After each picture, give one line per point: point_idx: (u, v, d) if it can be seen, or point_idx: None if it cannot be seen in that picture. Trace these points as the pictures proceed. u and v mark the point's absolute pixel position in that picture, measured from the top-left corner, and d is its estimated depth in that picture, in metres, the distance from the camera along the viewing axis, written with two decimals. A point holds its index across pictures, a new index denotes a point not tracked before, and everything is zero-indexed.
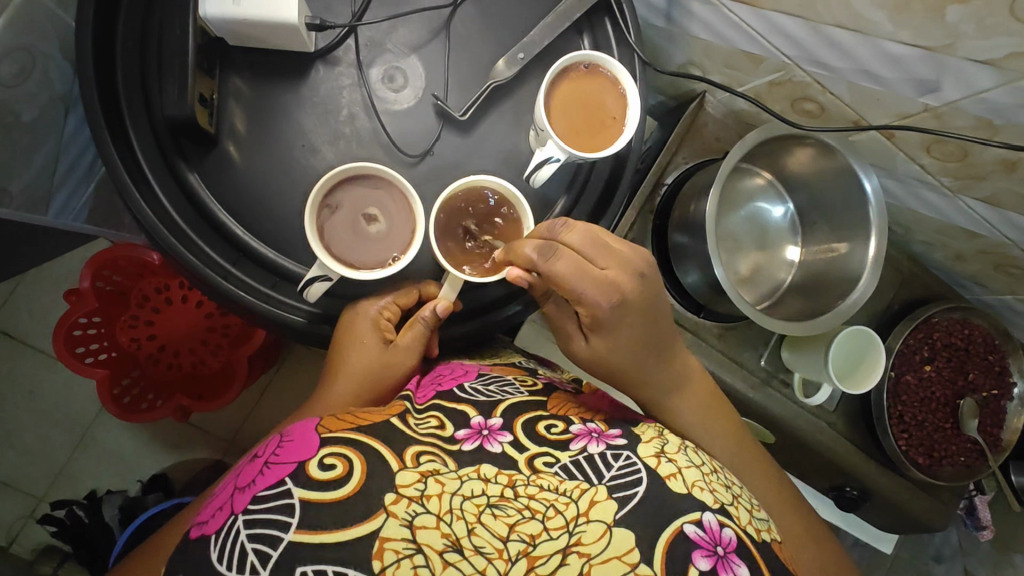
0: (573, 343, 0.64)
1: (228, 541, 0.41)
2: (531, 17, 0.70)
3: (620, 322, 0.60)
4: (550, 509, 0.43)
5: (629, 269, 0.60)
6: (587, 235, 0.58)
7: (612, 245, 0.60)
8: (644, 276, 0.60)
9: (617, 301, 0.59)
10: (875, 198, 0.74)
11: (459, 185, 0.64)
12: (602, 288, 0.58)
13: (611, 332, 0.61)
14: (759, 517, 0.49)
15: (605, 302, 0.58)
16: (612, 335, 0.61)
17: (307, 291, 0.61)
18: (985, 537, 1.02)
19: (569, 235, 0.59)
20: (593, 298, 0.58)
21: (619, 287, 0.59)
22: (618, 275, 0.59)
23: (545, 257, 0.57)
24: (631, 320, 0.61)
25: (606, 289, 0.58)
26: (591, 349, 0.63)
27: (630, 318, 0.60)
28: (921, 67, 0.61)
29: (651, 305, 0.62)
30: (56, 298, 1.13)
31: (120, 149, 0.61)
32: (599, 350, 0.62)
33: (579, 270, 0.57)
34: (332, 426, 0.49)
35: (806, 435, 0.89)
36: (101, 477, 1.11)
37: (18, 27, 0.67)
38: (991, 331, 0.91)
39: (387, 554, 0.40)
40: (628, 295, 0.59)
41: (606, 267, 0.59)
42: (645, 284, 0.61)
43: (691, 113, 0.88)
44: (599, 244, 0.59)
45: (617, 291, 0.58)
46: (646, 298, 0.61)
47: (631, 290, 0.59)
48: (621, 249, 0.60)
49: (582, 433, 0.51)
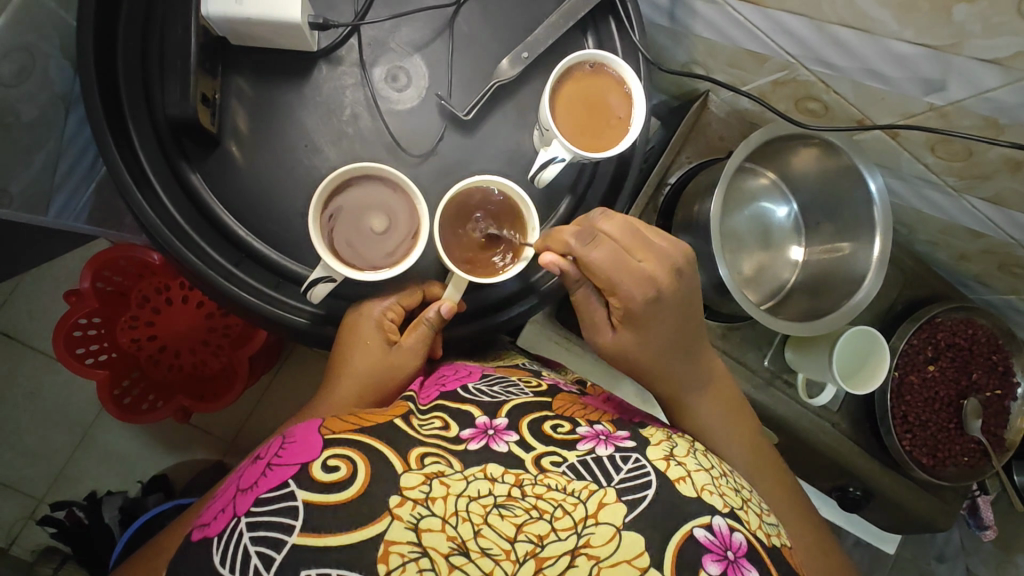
0: (600, 335, 0.63)
1: (230, 545, 0.40)
2: (534, 16, 0.69)
3: (653, 317, 0.60)
4: (559, 509, 0.43)
5: (666, 263, 0.59)
6: (625, 226, 0.58)
7: (649, 238, 0.59)
8: (680, 271, 0.59)
9: (653, 295, 0.58)
10: (880, 198, 0.74)
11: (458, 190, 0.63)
12: (639, 281, 0.58)
13: (641, 326, 0.60)
14: (769, 521, 0.49)
15: (640, 295, 0.58)
16: (643, 330, 0.61)
17: (311, 293, 0.60)
18: (988, 537, 1.02)
19: (607, 223, 0.58)
20: (627, 290, 0.58)
21: (655, 280, 0.58)
22: (656, 269, 0.58)
23: (584, 244, 0.58)
24: (662, 319, 0.60)
25: (643, 283, 0.58)
26: (619, 341, 0.62)
27: (662, 315, 0.60)
28: (927, 67, 0.60)
29: (683, 303, 0.60)
30: (56, 298, 1.13)
31: (121, 149, 0.61)
32: (629, 343, 0.62)
33: (616, 259, 0.57)
34: (336, 427, 0.48)
35: (810, 435, 0.88)
36: (101, 478, 1.11)
37: (18, 25, 0.66)
38: (995, 331, 0.90)
39: (393, 557, 0.40)
40: (665, 291, 0.58)
41: (643, 260, 0.58)
42: (683, 281, 0.60)
43: (695, 112, 0.87)
44: (638, 237, 0.59)
45: (654, 285, 0.58)
46: (682, 296, 0.60)
47: (668, 286, 0.59)
48: (662, 244, 0.59)
49: (589, 434, 0.51)
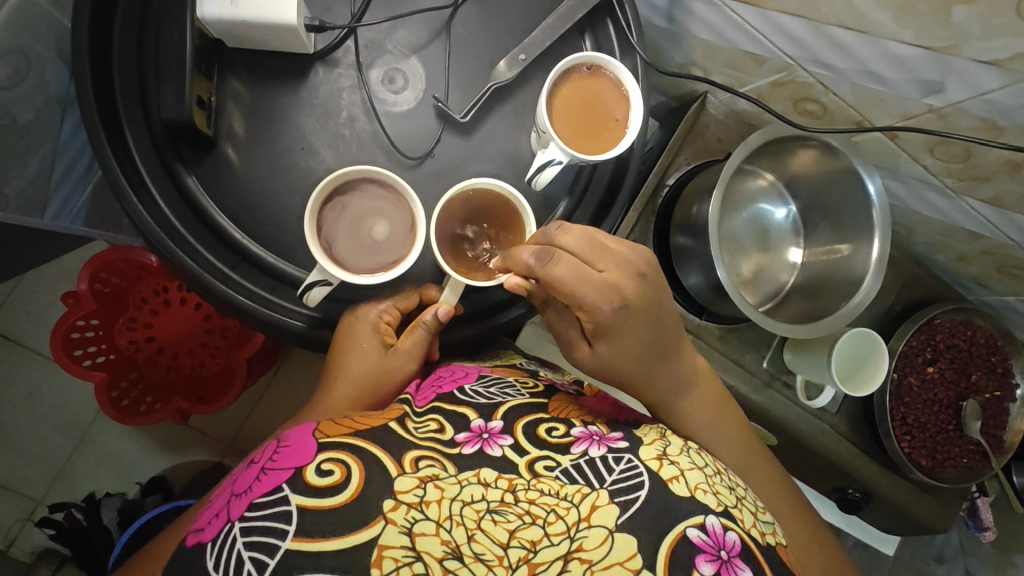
0: (577, 352, 0.63)
1: (224, 550, 0.40)
2: (531, 18, 0.69)
3: (622, 326, 0.59)
4: (551, 514, 0.42)
5: (628, 271, 0.59)
6: (584, 237, 0.58)
7: (609, 246, 0.59)
8: (644, 276, 0.59)
9: (618, 304, 0.58)
10: (879, 200, 0.74)
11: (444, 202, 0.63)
12: (601, 291, 0.57)
13: (614, 336, 0.60)
14: (763, 520, 0.49)
15: (605, 305, 0.57)
16: (616, 340, 0.60)
17: (307, 296, 0.60)
18: (987, 539, 1.02)
19: (566, 237, 0.58)
20: (594, 301, 0.57)
21: (618, 289, 0.58)
22: (617, 277, 0.58)
23: (543, 263, 0.57)
24: (634, 327, 0.60)
25: (606, 292, 0.57)
26: (597, 356, 0.62)
27: (633, 322, 0.60)
28: (925, 68, 0.60)
29: (651, 310, 0.60)
30: (54, 299, 1.12)
31: (117, 154, 0.60)
32: (607, 357, 0.61)
33: (578, 274, 0.57)
34: (331, 430, 0.48)
35: (809, 436, 0.88)
36: (99, 480, 1.10)
37: (14, 27, 0.66)
38: (993, 333, 0.90)
39: (386, 562, 0.40)
40: (630, 297, 0.58)
41: (604, 270, 0.58)
42: (647, 284, 0.60)
43: (693, 114, 0.87)
44: (597, 247, 0.58)
45: (616, 293, 0.58)
46: (648, 300, 0.60)
47: (632, 292, 0.59)
48: (621, 250, 0.59)
49: (583, 436, 0.51)
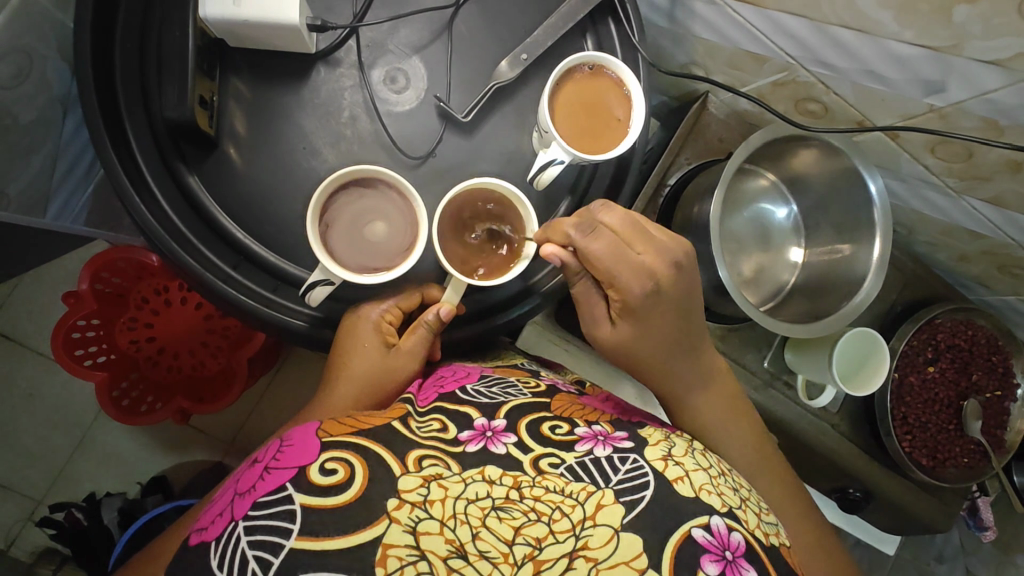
0: (598, 328, 0.63)
1: (228, 549, 0.40)
2: (532, 18, 0.69)
3: (652, 309, 0.59)
4: (557, 511, 0.42)
5: (666, 257, 0.59)
6: (626, 218, 0.58)
7: (651, 232, 0.59)
8: (680, 265, 0.59)
9: (651, 288, 0.58)
10: (880, 200, 0.74)
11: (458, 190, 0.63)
12: (637, 273, 0.58)
13: (641, 320, 0.60)
14: (767, 521, 0.49)
15: (638, 287, 0.58)
16: (645, 323, 0.60)
17: (309, 296, 0.60)
18: (987, 538, 1.02)
19: (607, 215, 0.58)
20: (628, 280, 0.58)
21: (653, 272, 0.58)
22: (654, 261, 0.58)
23: (584, 235, 0.58)
24: (664, 313, 0.60)
25: (641, 274, 0.58)
26: (617, 334, 0.62)
27: (662, 309, 0.60)
28: (926, 68, 0.60)
29: (682, 301, 0.60)
30: (54, 299, 1.12)
31: (119, 154, 0.60)
32: (627, 337, 0.61)
33: (617, 250, 0.57)
34: (334, 429, 0.48)
35: (810, 436, 0.88)
36: (100, 480, 1.10)
37: (15, 27, 0.66)
38: (994, 332, 0.90)
39: (390, 560, 0.39)
40: (664, 284, 0.58)
41: (642, 252, 0.58)
42: (682, 275, 0.59)
43: (694, 113, 0.87)
44: (638, 229, 0.58)
45: (652, 276, 0.58)
46: (681, 290, 0.60)
47: (667, 279, 0.59)
48: (661, 238, 0.59)
49: (588, 435, 0.51)
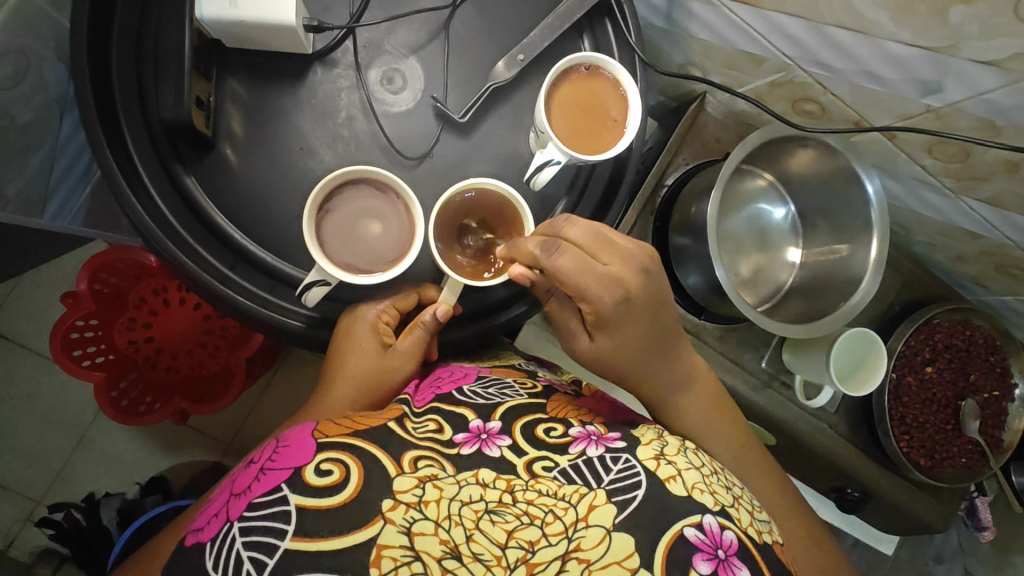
0: (577, 342, 0.63)
1: (223, 550, 0.40)
2: (530, 18, 0.69)
3: (625, 317, 0.60)
4: (549, 515, 0.42)
5: (632, 264, 0.59)
6: (590, 231, 0.58)
7: (614, 241, 0.59)
8: (647, 271, 0.60)
9: (621, 297, 0.58)
10: (877, 199, 0.74)
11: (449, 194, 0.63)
12: (605, 284, 0.58)
13: (615, 330, 0.60)
14: (760, 517, 0.49)
15: (608, 298, 0.58)
16: (617, 334, 0.61)
17: (305, 296, 0.60)
18: (986, 538, 1.02)
19: (572, 230, 0.58)
20: (598, 293, 0.57)
21: (621, 281, 0.58)
22: (620, 270, 0.58)
23: (549, 253, 0.57)
24: (635, 320, 0.60)
25: (609, 285, 0.58)
26: (597, 347, 0.62)
27: (633, 316, 0.60)
28: (923, 68, 0.60)
29: (653, 306, 0.61)
30: (53, 299, 1.12)
31: (116, 154, 0.60)
32: (607, 349, 0.62)
33: (583, 266, 0.57)
34: (329, 430, 0.48)
35: (807, 437, 0.88)
36: (99, 480, 1.10)
37: (13, 27, 0.66)
38: (992, 332, 0.90)
39: (385, 561, 0.40)
40: (633, 291, 0.59)
41: (609, 263, 0.58)
42: (650, 280, 0.60)
43: (692, 114, 0.87)
44: (603, 240, 0.58)
45: (620, 286, 0.58)
46: (651, 296, 0.60)
47: (636, 286, 0.59)
48: (626, 245, 0.59)
49: (581, 436, 0.51)
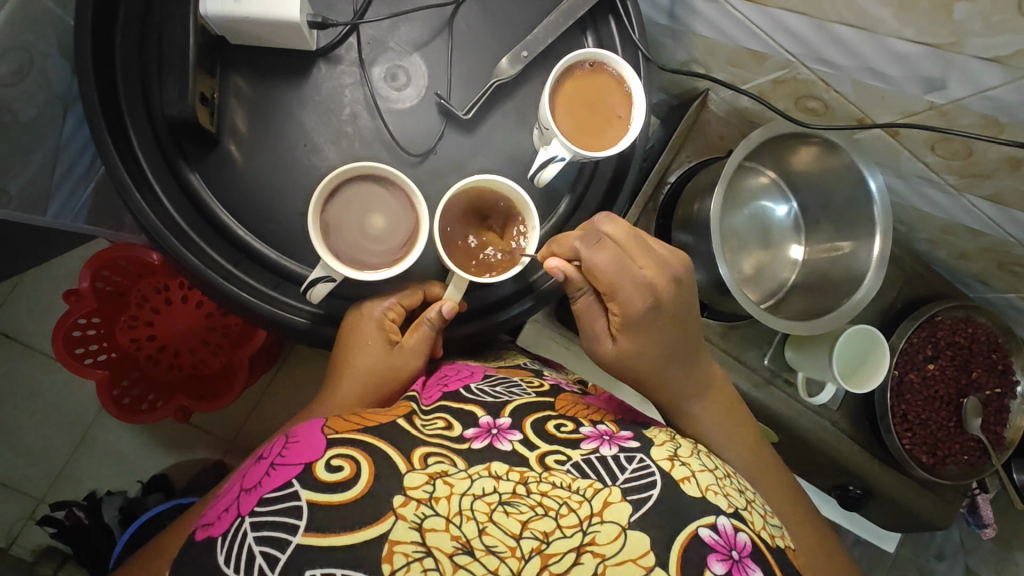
0: (601, 346, 0.63)
1: (235, 544, 0.40)
2: (533, 15, 0.69)
3: (650, 323, 0.60)
4: (564, 507, 0.43)
5: (667, 272, 0.60)
6: (631, 232, 0.59)
7: (652, 245, 0.60)
8: (679, 281, 0.61)
9: (652, 304, 0.59)
10: (880, 197, 0.74)
11: (468, 181, 0.63)
12: (639, 289, 0.59)
13: (640, 334, 0.61)
14: (772, 523, 0.49)
15: (639, 302, 0.59)
16: (641, 339, 0.61)
17: (311, 292, 0.60)
18: (988, 536, 1.00)
19: (614, 227, 0.59)
20: (628, 295, 0.59)
21: (654, 287, 0.59)
22: (655, 277, 0.59)
23: (589, 247, 0.58)
24: (659, 328, 0.61)
25: (643, 290, 0.59)
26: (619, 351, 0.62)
27: (658, 324, 0.61)
28: (928, 66, 0.60)
29: (679, 314, 0.62)
30: (55, 298, 1.12)
31: (121, 151, 0.60)
32: (628, 353, 0.62)
33: (621, 265, 0.58)
34: (339, 426, 0.48)
35: (810, 434, 0.88)
36: (101, 478, 1.11)
37: (16, 24, 0.66)
38: (994, 329, 0.91)
39: (397, 557, 0.39)
40: (664, 299, 0.60)
41: (643, 266, 0.59)
42: (681, 289, 0.61)
43: (694, 111, 0.87)
44: (641, 243, 0.59)
45: (654, 292, 0.59)
46: (680, 305, 0.61)
47: (667, 294, 0.60)
48: (662, 251, 0.61)
49: (593, 434, 0.51)
